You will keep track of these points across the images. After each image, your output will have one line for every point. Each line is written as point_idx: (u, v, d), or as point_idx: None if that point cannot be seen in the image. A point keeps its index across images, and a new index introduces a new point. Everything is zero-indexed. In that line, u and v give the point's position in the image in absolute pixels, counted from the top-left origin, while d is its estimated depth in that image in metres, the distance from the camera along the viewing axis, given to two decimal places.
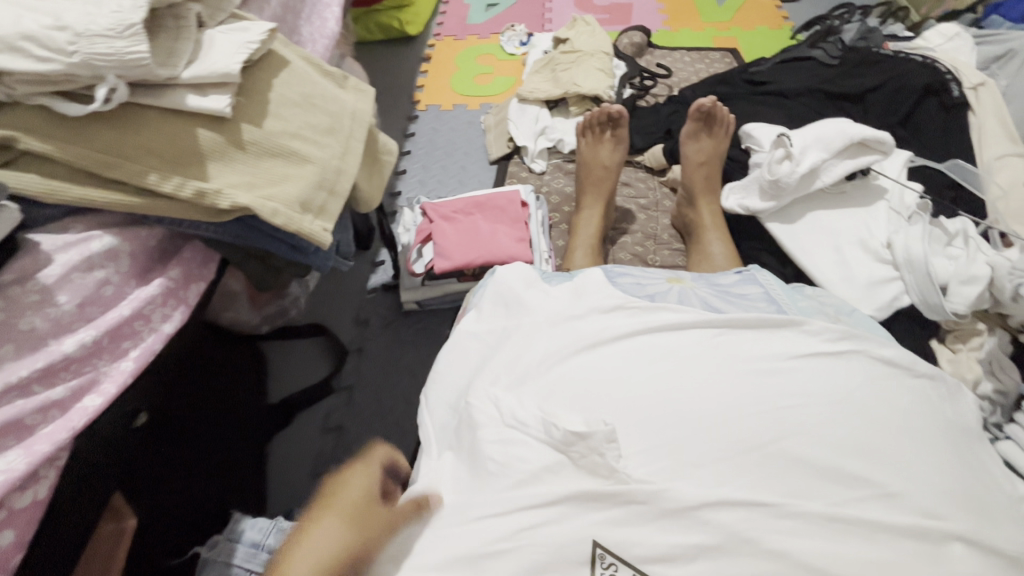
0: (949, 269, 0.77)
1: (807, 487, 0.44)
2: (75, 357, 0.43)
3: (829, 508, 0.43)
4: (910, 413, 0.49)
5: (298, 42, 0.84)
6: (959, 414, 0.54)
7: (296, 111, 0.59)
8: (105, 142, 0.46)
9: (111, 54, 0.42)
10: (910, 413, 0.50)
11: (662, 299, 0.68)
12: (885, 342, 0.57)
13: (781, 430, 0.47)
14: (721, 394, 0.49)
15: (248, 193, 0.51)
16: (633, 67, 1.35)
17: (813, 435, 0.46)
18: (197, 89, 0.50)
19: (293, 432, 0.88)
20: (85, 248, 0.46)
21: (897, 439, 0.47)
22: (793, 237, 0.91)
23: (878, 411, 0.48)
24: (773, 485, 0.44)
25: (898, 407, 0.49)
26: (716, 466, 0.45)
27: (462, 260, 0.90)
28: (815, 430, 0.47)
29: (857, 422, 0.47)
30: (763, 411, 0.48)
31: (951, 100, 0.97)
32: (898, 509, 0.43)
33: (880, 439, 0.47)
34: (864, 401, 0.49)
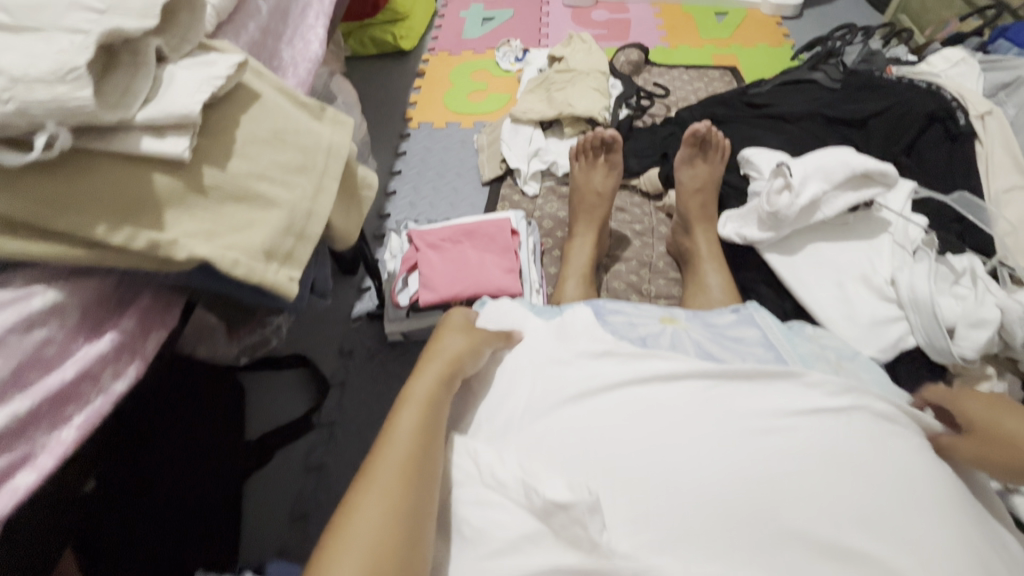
0: (957, 309, 0.74)
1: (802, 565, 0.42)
2: (6, 432, 0.40)
3: None
4: (910, 475, 0.47)
5: (278, 66, 0.80)
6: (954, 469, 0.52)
7: (264, 148, 0.56)
8: (46, 192, 0.42)
9: (52, 101, 0.39)
10: (908, 474, 0.47)
11: (653, 346, 0.64)
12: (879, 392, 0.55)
13: (766, 501, 0.45)
14: (706, 459, 0.47)
15: (208, 243, 0.47)
16: (629, 87, 1.32)
17: (805, 506, 0.44)
18: (153, 131, 0.47)
19: (271, 471, 0.84)
20: (25, 306, 0.42)
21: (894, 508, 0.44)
22: (792, 270, 0.87)
23: (879, 478, 0.46)
24: (764, 563, 0.42)
25: (893, 468, 0.47)
26: (703, 542, 0.44)
27: (448, 292, 0.87)
28: (807, 501, 0.45)
29: (855, 492, 0.45)
30: (749, 479, 0.46)
31: (956, 130, 0.94)
32: None
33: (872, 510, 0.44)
34: (858, 465, 0.47)
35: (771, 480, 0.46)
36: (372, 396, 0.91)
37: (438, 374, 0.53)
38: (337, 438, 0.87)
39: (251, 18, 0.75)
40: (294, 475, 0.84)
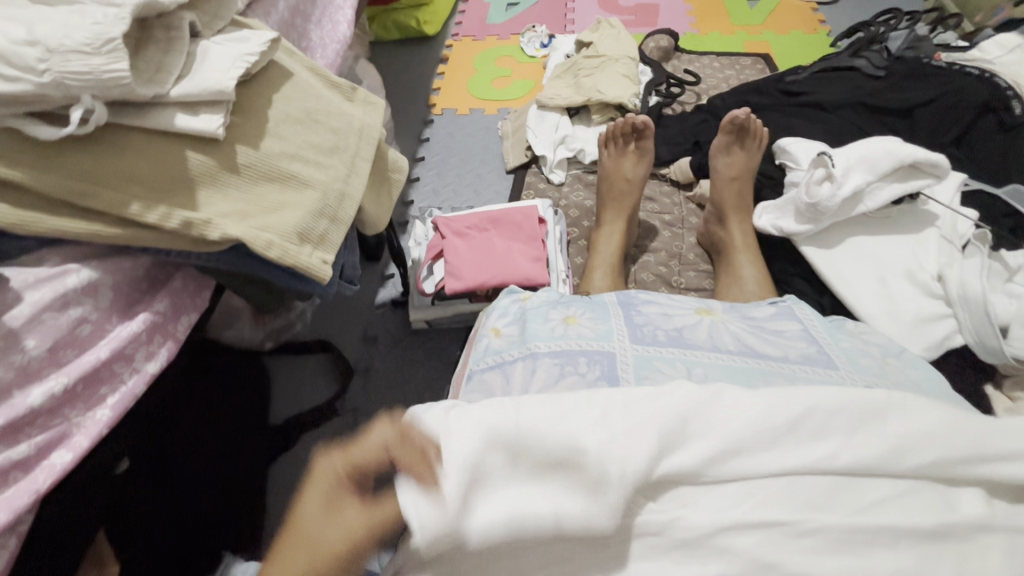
0: (1011, 308, 0.70)
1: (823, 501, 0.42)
2: (43, 409, 0.39)
3: (849, 521, 0.41)
4: (940, 430, 0.45)
5: (307, 47, 0.79)
6: None
7: (297, 128, 0.54)
8: (81, 168, 0.41)
9: (87, 73, 0.38)
10: (944, 427, 0.45)
11: (690, 338, 0.62)
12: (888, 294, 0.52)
13: (793, 461, 0.43)
14: (728, 414, 0.45)
15: (241, 223, 0.46)
16: (659, 73, 1.29)
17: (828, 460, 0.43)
18: (187, 108, 0.46)
19: (294, 455, 0.82)
20: (60, 284, 0.42)
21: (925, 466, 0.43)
22: (832, 264, 0.84)
23: (894, 413, 0.45)
24: (787, 502, 0.42)
25: (926, 425, 0.44)
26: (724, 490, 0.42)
27: (474, 281, 0.85)
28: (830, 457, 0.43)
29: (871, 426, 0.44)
30: (775, 436, 0.44)
31: (1011, 120, 0.87)
32: (915, 513, 0.41)
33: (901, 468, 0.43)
34: (886, 420, 0.45)
35: (799, 437, 0.44)
36: (396, 383, 0.90)
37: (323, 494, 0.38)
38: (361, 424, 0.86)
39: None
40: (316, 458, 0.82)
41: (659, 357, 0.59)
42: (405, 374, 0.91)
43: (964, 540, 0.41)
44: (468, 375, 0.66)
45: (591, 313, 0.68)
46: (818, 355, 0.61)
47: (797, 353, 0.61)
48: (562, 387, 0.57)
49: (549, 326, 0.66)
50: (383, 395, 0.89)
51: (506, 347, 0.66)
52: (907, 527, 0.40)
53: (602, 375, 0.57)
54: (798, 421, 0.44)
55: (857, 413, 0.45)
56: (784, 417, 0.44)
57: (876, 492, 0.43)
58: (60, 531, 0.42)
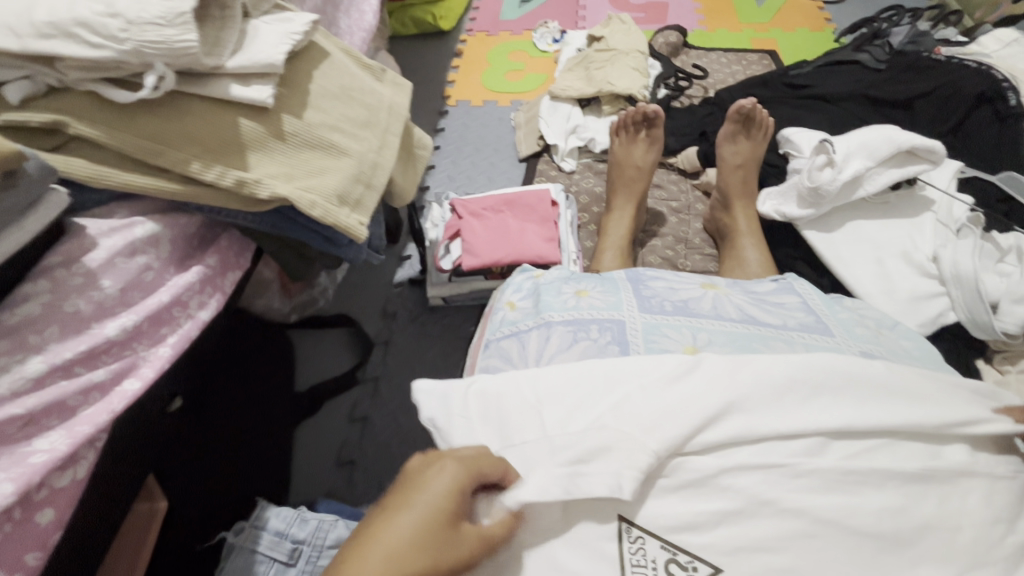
0: (1001, 286, 0.73)
1: (820, 447, 0.44)
2: (116, 341, 0.44)
3: (842, 462, 0.43)
4: (928, 399, 0.47)
5: (337, 34, 0.84)
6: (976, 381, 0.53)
7: (334, 103, 0.59)
8: (150, 129, 0.47)
9: (161, 43, 0.43)
10: (933, 398, 0.47)
11: (695, 308, 0.65)
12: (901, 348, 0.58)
13: (791, 420, 0.45)
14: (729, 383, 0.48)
15: (288, 184, 0.51)
16: (668, 67, 1.33)
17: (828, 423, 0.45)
18: (241, 79, 0.50)
19: (320, 421, 0.87)
20: (128, 233, 0.47)
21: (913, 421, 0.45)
22: (832, 246, 0.87)
23: (899, 389, 0.48)
24: (782, 448, 0.44)
25: (925, 398, 0.47)
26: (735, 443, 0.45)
27: (490, 257, 0.90)
28: (828, 419, 0.45)
29: (877, 396, 0.47)
30: (774, 399, 0.46)
31: (1007, 110, 0.91)
32: (901, 457, 0.44)
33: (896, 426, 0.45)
34: (876, 386, 0.48)
35: (797, 399, 0.46)
36: (414, 357, 0.94)
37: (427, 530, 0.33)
38: (381, 393, 0.90)
39: None
40: (338, 425, 0.87)
41: (666, 324, 0.63)
42: (421, 348, 0.96)
43: (953, 484, 0.42)
44: (485, 343, 0.71)
45: (602, 288, 0.71)
46: (816, 324, 0.64)
47: (796, 322, 0.64)
48: (574, 351, 0.61)
49: (562, 298, 0.70)
50: (402, 367, 0.93)
51: (521, 318, 0.70)
52: (903, 475, 0.42)
53: (612, 340, 0.61)
54: (797, 389, 0.47)
55: (850, 380, 0.48)
56: (782, 383, 0.47)
57: (873, 446, 0.45)
58: (129, 458, 0.46)
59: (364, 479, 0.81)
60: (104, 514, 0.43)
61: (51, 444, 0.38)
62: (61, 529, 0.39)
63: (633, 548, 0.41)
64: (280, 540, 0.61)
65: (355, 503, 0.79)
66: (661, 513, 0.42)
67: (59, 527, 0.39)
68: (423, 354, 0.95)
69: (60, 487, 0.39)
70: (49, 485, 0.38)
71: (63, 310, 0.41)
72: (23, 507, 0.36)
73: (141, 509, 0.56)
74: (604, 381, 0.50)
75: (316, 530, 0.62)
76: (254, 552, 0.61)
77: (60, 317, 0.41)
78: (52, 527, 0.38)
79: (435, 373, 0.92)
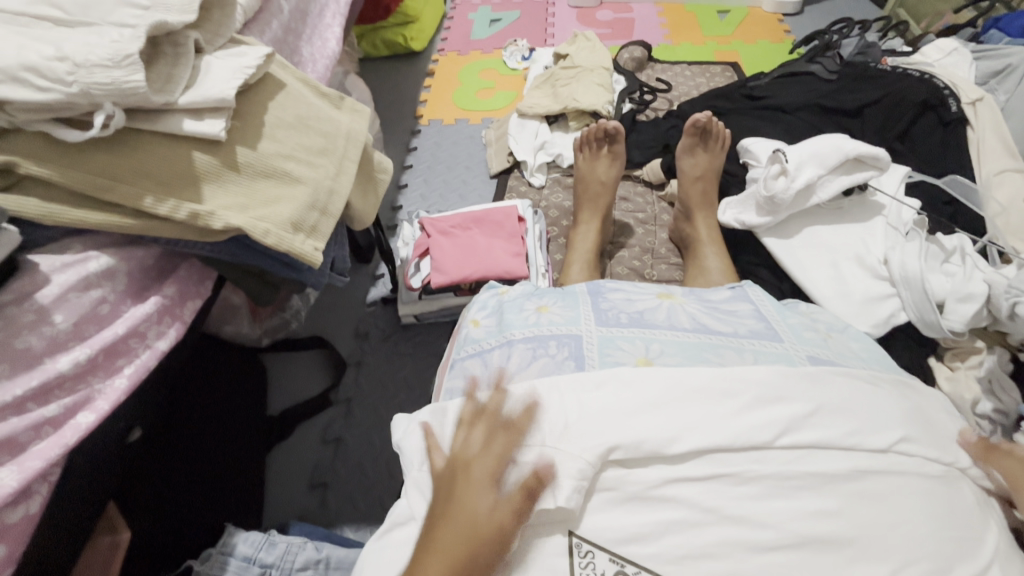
0: (946, 285, 0.76)
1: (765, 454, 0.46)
2: (69, 375, 0.45)
3: (781, 468, 0.45)
4: (870, 409, 0.49)
5: (299, 62, 0.86)
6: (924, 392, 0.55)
7: (289, 132, 0.60)
8: (101, 166, 0.48)
9: (109, 84, 0.44)
10: (869, 403, 0.49)
11: (649, 320, 0.67)
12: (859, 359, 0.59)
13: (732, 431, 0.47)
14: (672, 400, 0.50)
15: (241, 214, 0.52)
16: (632, 82, 1.37)
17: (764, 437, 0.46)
18: (194, 114, 0.52)
19: (292, 444, 0.88)
20: (82, 268, 0.48)
21: (847, 429, 0.47)
22: (790, 251, 0.90)
23: (840, 397, 0.49)
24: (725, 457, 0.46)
25: (864, 403, 0.49)
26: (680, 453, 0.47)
27: (457, 274, 0.91)
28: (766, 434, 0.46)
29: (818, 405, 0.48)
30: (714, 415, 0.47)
31: (949, 116, 0.97)
32: (837, 457, 0.46)
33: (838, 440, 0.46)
34: (814, 394, 0.49)
35: (735, 409, 0.48)
36: (387, 376, 0.95)
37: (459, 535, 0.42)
38: (354, 413, 0.91)
39: (274, 17, 0.80)
40: (311, 446, 0.88)
41: (621, 337, 0.64)
42: (394, 367, 0.97)
43: (887, 489, 0.44)
44: (451, 363, 0.72)
45: (562, 303, 0.73)
46: (766, 330, 0.66)
47: (747, 329, 0.66)
48: (533, 369, 0.62)
49: (523, 315, 0.71)
50: (376, 387, 0.94)
51: (485, 336, 0.72)
52: (838, 486, 0.44)
53: (569, 356, 0.62)
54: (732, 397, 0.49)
55: (791, 388, 0.49)
56: (725, 398, 0.49)
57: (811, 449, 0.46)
58: (87, 492, 0.47)
59: (337, 499, 0.82)
60: (63, 543, 0.45)
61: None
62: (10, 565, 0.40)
63: (582, 563, 0.43)
64: (249, 565, 0.62)
65: (328, 522, 0.80)
66: (606, 525, 0.45)
67: (8, 563, 0.39)
68: (396, 371, 0.96)
69: (11, 523, 0.40)
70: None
71: (13, 347, 0.42)
72: None
73: (104, 542, 0.57)
74: (546, 396, 0.52)
75: (284, 554, 0.63)
76: None
77: (10, 354, 0.42)
78: None
79: (408, 391, 0.93)
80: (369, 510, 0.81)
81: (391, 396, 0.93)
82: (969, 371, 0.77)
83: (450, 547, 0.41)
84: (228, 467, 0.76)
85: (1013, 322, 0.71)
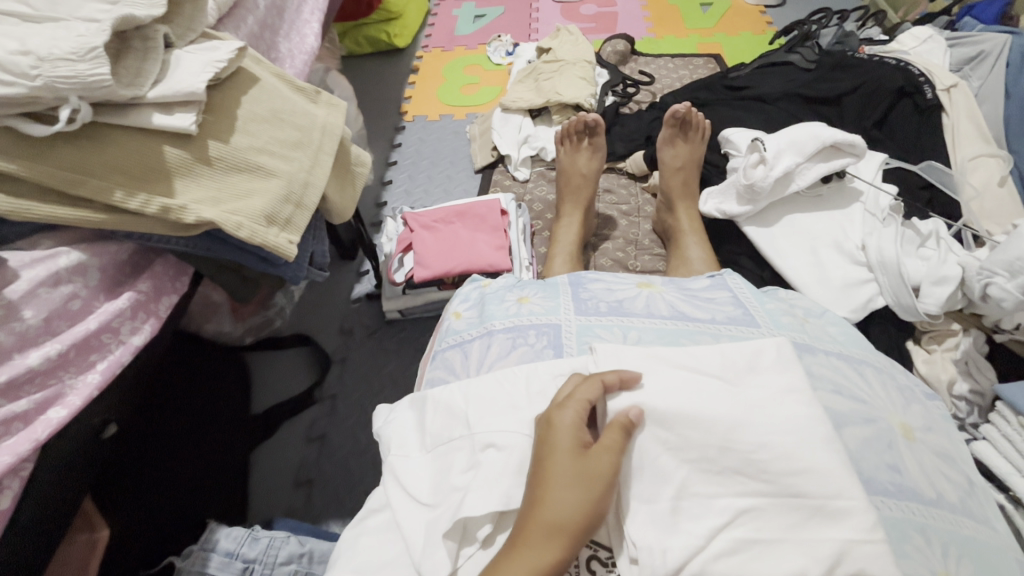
0: (921, 269, 0.78)
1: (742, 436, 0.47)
2: (40, 370, 0.44)
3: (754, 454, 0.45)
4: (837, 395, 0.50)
5: (276, 58, 0.86)
6: (882, 393, 0.59)
7: (263, 126, 0.60)
8: (70, 161, 0.48)
9: (73, 77, 0.44)
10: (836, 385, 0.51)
11: (627, 308, 0.68)
12: (824, 353, 0.62)
13: (690, 408, 0.48)
14: None
15: (214, 208, 0.52)
16: (615, 75, 1.37)
17: (721, 415, 0.47)
18: (163, 108, 0.52)
19: (278, 441, 0.88)
20: (53, 264, 0.48)
21: (801, 409, 0.48)
22: (770, 239, 0.90)
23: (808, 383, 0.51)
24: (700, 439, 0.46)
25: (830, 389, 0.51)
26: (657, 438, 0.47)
27: (440, 268, 0.91)
28: (739, 419, 0.47)
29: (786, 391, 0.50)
30: (690, 398, 0.49)
31: (925, 103, 0.98)
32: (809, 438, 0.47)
33: (808, 421, 0.47)
34: (784, 380, 0.51)
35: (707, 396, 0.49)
36: (373, 371, 0.95)
37: (568, 468, 0.43)
38: (340, 409, 0.91)
39: (249, 13, 0.80)
40: (297, 443, 0.88)
41: (599, 324, 0.65)
42: (380, 362, 0.97)
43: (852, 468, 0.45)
44: (432, 354, 0.72)
45: (543, 293, 0.73)
46: (743, 316, 0.67)
47: (724, 315, 0.67)
48: (512, 357, 0.63)
49: (504, 306, 0.72)
50: (362, 382, 0.94)
51: (466, 327, 0.72)
52: (794, 457, 0.45)
53: (548, 344, 0.64)
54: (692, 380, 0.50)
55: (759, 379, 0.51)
56: (683, 382, 0.50)
57: (780, 430, 0.47)
58: (62, 489, 0.47)
59: (323, 494, 0.82)
60: (35, 543, 0.45)
61: None
62: None
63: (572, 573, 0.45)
64: (231, 560, 0.62)
65: (314, 519, 0.80)
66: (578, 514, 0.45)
67: None
68: (383, 366, 0.96)
69: None
70: None
71: None
72: None
73: (82, 539, 0.57)
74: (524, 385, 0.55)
75: (267, 548, 0.63)
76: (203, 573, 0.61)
77: None
78: None
79: (393, 385, 0.94)
80: (353, 505, 0.81)
81: (377, 391, 0.93)
82: (945, 353, 0.78)
83: (559, 491, 0.42)
84: (216, 464, 0.76)
85: (986, 303, 0.72)
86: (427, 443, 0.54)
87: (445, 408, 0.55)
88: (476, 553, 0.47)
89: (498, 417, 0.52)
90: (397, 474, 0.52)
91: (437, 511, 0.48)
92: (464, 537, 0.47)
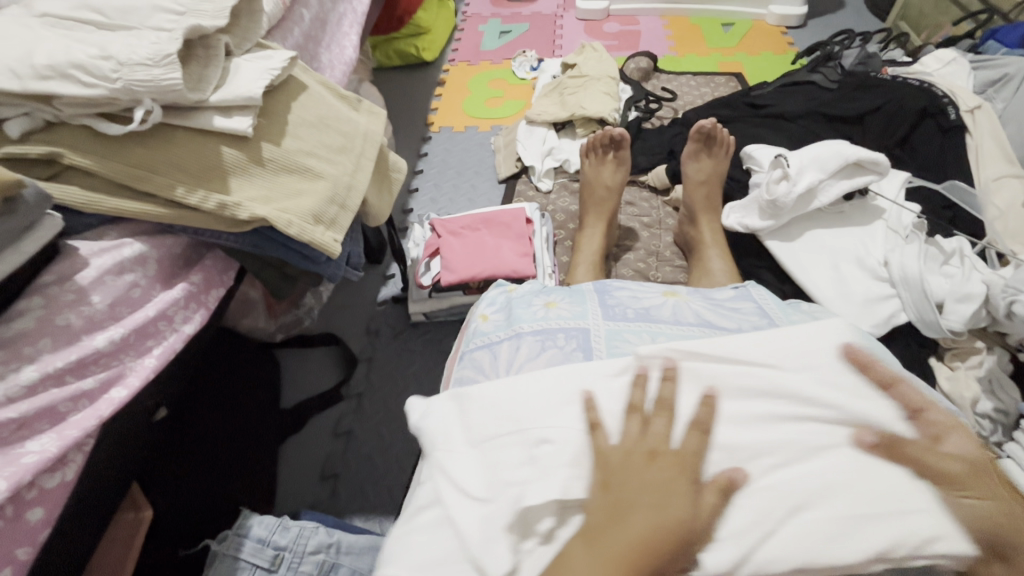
0: (945, 286, 0.78)
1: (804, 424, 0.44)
2: (105, 351, 0.47)
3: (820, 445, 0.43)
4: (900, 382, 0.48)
5: (318, 68, 0.90)
6: None
7: (311, 131, 0.64)
8: (139, 158, 0.51)
9: (149, 81, 0.48)
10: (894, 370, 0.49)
11: (655, 316, 0.70)
12: None
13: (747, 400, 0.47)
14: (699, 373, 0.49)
15: (265, 206, 0.55)
16: (638, 91, 1.40)
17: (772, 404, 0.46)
18: (223, 111, 0.55)
19: (304, 437, 0.90)
20: (117, 254, 0.51)
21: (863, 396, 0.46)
22: (792, 253, 0.92)
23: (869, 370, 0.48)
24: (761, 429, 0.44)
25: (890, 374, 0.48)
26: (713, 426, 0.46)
27: (467, 273, 0.94)
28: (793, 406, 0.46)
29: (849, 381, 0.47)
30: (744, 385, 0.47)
31: (947, 124, 0.99)
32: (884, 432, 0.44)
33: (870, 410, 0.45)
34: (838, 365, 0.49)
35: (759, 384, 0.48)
36: (397, 373, 0.97)
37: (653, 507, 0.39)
38: (365, 408, 0.93)
39: (296, 25, 0.84)
40: (322, 439, 0.90)
41: (628, 330, 0.67)
42: (404, 364, 0.99)
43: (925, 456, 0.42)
44: (461, 354, 0.74)
45: (570, 298, 0.75)
46: (768, 327, 0.68)
47: (750, 325, 0.68)
48: (541, 359, 0.65)
49: (532, 310, 0.73)
50: (387, 383, 0.96)
51: (494, 329, 0.74)
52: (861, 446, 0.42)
53: (577, 347, 0.65)
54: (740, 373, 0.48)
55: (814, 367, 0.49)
56: (733, 376, 0.48)
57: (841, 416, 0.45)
58: (115, 467, 0.49)
59: (347, 490, 0.84)
60: (88, 524, 0.47)
61: (42, 446, 0.41)
62: (49, 527, 0.42)
63: None
64: (263, 547, 0.63)
65: (338, 513, 0.82)
66: None
67: (48, 524, 0.42)
68: (407, 369, 0.98)
69: (49, 488, 0.42)
70: (39, 485, 0.41)
71: (54, 324, 0.45)
72: (15, 505, 0.40)
73: (127, 519, 0.59)
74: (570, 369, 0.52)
75: (296, 537, 0.65)
76: (236, 559, 0.63)
77: (51, 330, 0.45)
78: (41, 524, 0.41)
79: (418, 387, 0.95)
80: (378, 501, 0.83)
81: (402, 393, 0.95)
82: (969, 371, 0.78)
83: (651, 523, 0.38)
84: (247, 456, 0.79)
85: (1011, 321, 0.73)
86: (476, 434, 0.51)
87: (484, 397, 0.52)
88: (536, 548, 0.44)
89: (548, 405, 0.49)
90: (446, 467, 0.48)
91: (495, 506, 0.45)
92: (523, 531, 0.44)
